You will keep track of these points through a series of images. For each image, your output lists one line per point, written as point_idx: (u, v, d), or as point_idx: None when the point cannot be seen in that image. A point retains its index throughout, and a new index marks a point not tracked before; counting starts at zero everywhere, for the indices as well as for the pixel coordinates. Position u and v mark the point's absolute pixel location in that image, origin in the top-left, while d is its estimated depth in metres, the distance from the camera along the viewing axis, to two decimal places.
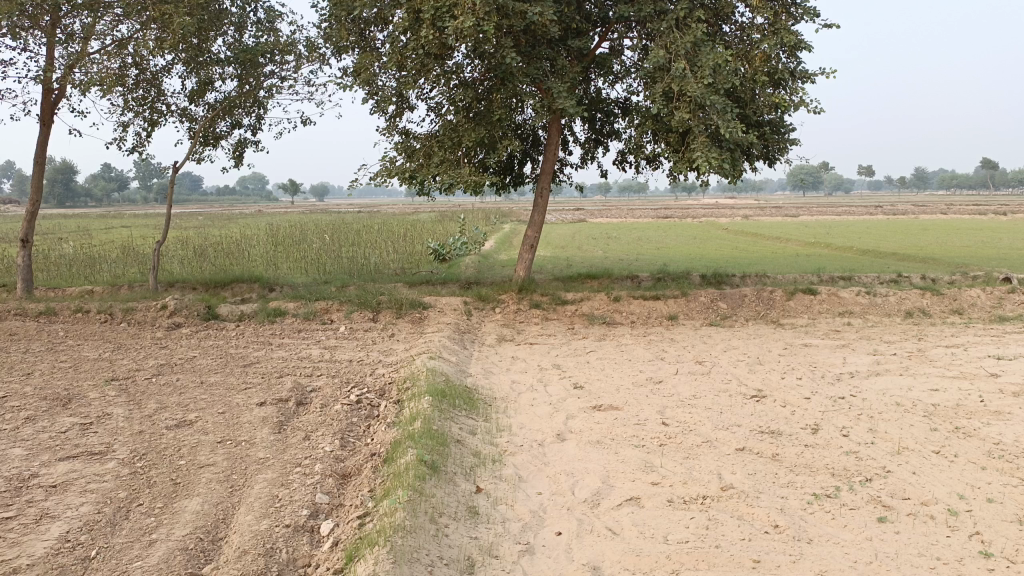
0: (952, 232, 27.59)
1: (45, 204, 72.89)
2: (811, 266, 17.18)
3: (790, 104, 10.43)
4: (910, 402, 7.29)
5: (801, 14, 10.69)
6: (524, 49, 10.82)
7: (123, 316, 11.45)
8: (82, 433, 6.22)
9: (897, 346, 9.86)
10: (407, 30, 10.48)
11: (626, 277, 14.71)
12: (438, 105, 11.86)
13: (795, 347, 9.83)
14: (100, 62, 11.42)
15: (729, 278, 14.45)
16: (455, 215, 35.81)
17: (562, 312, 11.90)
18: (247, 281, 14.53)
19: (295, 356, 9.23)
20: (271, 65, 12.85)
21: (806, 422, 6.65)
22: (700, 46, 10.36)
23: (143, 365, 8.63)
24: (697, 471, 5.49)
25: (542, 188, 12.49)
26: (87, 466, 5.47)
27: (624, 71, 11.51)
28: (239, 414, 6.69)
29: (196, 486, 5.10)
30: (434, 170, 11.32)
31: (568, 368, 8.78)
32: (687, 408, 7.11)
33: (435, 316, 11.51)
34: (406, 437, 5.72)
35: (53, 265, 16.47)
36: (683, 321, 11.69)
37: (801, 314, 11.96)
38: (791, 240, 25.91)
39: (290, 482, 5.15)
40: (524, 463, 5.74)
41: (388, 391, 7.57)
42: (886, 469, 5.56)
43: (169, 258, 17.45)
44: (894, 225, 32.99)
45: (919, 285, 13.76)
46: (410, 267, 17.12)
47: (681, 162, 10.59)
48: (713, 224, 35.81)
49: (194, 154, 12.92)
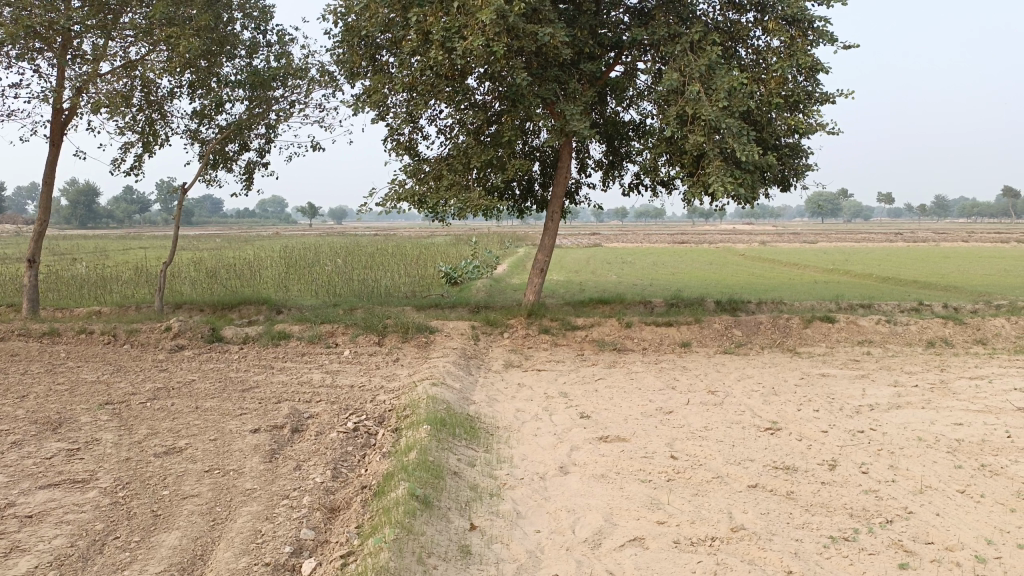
0: (973, 260, 27.08)
1: (66, 224, 73.85)
2: (831, 292, 16.78)
3: (808, 126, 10.17)
4: (933, 437, 6.94)
5: (819, 37, 10.46)
6: (535, 71, 10.65)
7: (126, 337, 11.30)
8: (67, 459, 6.01)
9: (918, 377, 9.50)
10: (417, 52, 10.34)
11: (639, 303, 14.43)
12: (448, 127, 11.70)
13: (812, 377, 9.48)
14: (109, 83, 11.38)
15: (745, 304, 14.14)
16: (471, 238, 35.68)
17: (571, 338, 11.64)
18: (255, 303, 14.39)
19: (296, 380, 9.01)
20: (282, 89, 12.79)
21: (823, 458, 6.32)
22: (714, 69, 10.14)
23: (140, 388, 8.44)
24: (706, 510, 5.17)
25: (554, 212, 12.27)
26: (67, 495, 5.25)
27: (638, 94, 11.34)
28: (231, 442, 6.46)
29: (177, 519, 4.85)
30: (443, 194, 11.11)
31: (575, 397, 8.49)
32: (698, 440, 6.80)
33: (441, 341, 11.27)
34: (399, 469, 5.46)
35: (64, 285, 16.42)
36: (696, 348, 11.37)
37: (819, 342, 11.62)
38: (810, 266, 25.57)
39: (275, 515, 4.90)
40: (523, 498, 5.46)
41: (387, 419, 7.32)
42: (907, 510, 5.22)
43: (179, 280, 17.36)
44: (913, 252, 32.56)
45: (941, 313, 13.40)
46: (420, 290, 16.94)
47: (696, 186, 10.33)
48: (729, 249, 35.56)
49: (203, 176, 12.85)
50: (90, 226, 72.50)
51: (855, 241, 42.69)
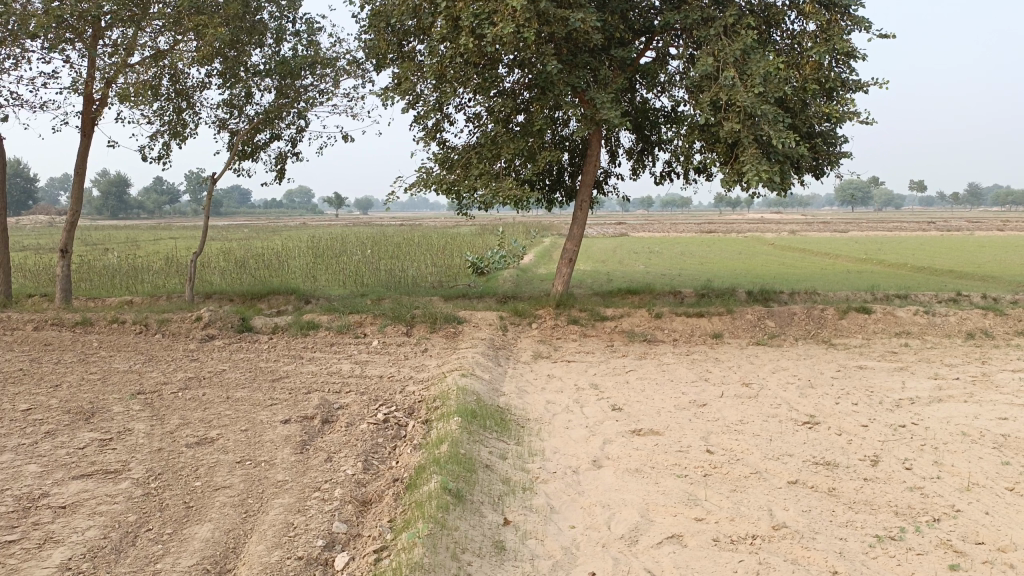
0: (1010, 249, 26.45)
1: (99, 215, 74.94)
2: (865, 282, 16.45)
3: (842, 114, 9.90)
4: (978, 431, 6.73)
5: (855, 23, 10.17)
6: (565, 57, 10.50)
7: (157, 327, 11.36)
8: (100, 450, 6.01)
9: (960, 369, 9.25)
10: (446, 39, 10.21)
11: (669, 293, 14.25)
12: (477, 116, 11.59)
13: (849, 370, 9.26)
14: (139, 73, 11.41)
15: (777, 295, 13.91)
16: (497, 228, 35.62)
17: (600, 328, 11.51)
18: (284, 293, 14.43)
19: (325, 371, 8.99)
20: (310, 78, 12.75)
21: (865, 453, 6.15)
22: (750, 53, 9.92)
23: (171, 378, 8.45)
24: (745, 507, 5.04)
25: (583, 201, 12.13)
26: (99, 486, 5.24)
27: (669, 81, 11.15)
28: (262, 433, 6.44)
29: (209, 511, 4.82)
30: (472, 183, 11.00)
31: (606, 388, 8.37)
32: (734, 434, 6.65)
33: (470, 331, 11.19)
34: (431, 461, 5.38)
35: (96, 275, 16.58)
36: (728, 339, 11.19)
37: (855, 333, 11.38)
38: (842, 256, 25.13)
39: (307, 508, 4.85)
40: (556, 491, 5.37)
41: (417, 410, 7.26)
42: (955, 508, 5.05)
43: (209, 269, 17.46)
44: (946, 241, 31.97)
45: (981, 304, 13.06)
46: (448, 280, 16.89)
47: (730, 174, 10.14)
48: (758, 239, 35.10)
49: (232, 166, 12.88)
50: (121, 217, 73.47)
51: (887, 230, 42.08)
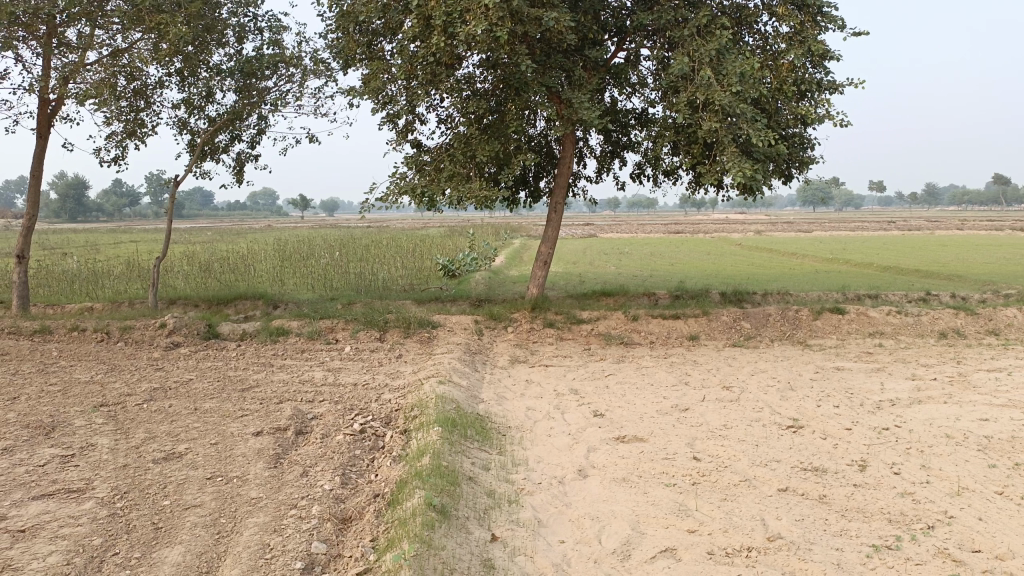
0: (970, 248, 26.95)
1: (57, 218, 73.12)
2: (835, 283, 16.54)
3: (817, 116, 9.90)
4: (961, 433, 6.71)
5: (828, 23, 10.18)
6: (539, 58, 10.35)
7: (120, 334, 10.97)
8: (61, 467, 5.70)
9: (936, 370, 9.27)
10: (418, 37, 9.99)
11: (642, 294, 14.18)
12: (449, 117, 11.38)
13: (827, 371, 9.23)
14: (98, 73, 11.02)
15: (750, 295, 13.91)
16: (467, 229, 35.40)
17: (577, 332, 11.38)
18: (251, 298, 14.08)
19: (297, 379, 8.71)
20: (275, 78, 12.45)
21: (852, 458, 6.09)
22: (725, 53, 9.86)
23: (135, 389, 8.12)
24: (738, 517, 4.93)
25: (558, 203, 11.99)
26: (61, 507, 4.95)
27: (642, 82, 11.07)
28: (233, 446, 6.17)
29: (179, 533, 4.57)
30: (445, 185, 10.76)
31: (586, 394, 8.22)
32: (719, 439, 6.54)
33: (445, 336, 10.98)
34: (413, 475, 5.18)
35: (55, 281, 16.03)
36: (704, 341, 11.13)
37: (829, 334, 11.39)
38: (808, 256, 25.35)
39: (284, 527, 4.62)
40: (542, 504, 5.19)
41: (394, 420, 7.04)
42: (948, 515, 4.98)
43: (173, 274, 17.00)
44: (908, 240, 32.53)
45: (950, 303, 13.19)
46: (419, 283, 16.65)
47: (709, 175, 10.07)
48: (725, 239, 35.34)
49: (195, 167, 12.52)
50: (80, 221, 71.75)
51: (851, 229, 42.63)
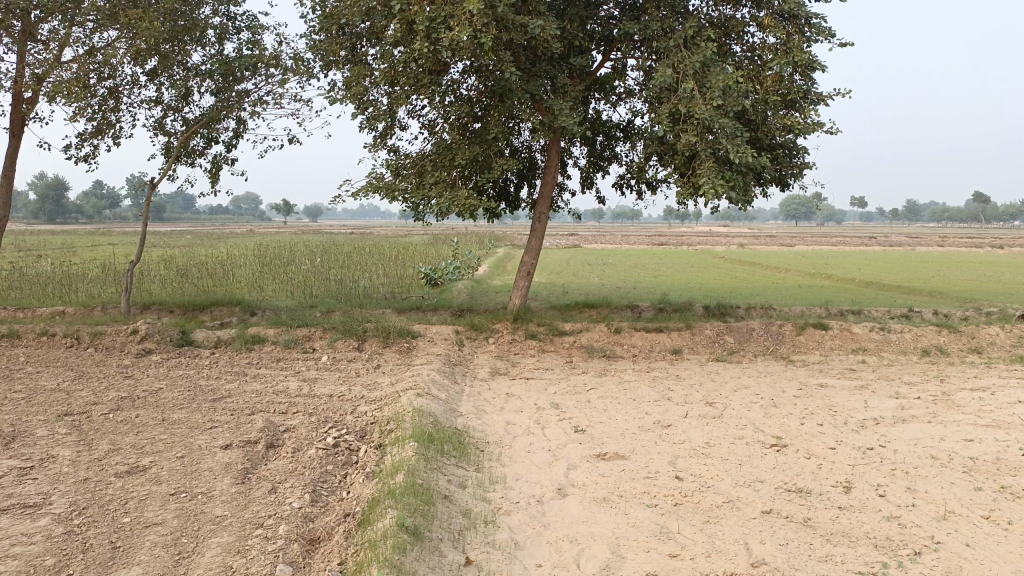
0: (951, 265, 27.12)
1: (35, 219, 72.18)
2: (818, 297, 16.47)
3: (804, 127, 9.79)
4: (946, 454, 6.61)
5: (815, 34, 10.11)
6: (524, 66, 10.23)
7: (90, 340, 10.68)
8: (18, 480, 5.45)
9: (919, 388, 9.19)
10: (400, 42, 9.84)
11: (626, 306, 14.05)
12: (431, 123, 11.24)
13: (810, 388, 9.11)
14: (72, 71, 10.78)
15: (734, 309, 13.82)
16: (450, 237, 35.23)
17: (558, 344, 11.22)
18: (228, 304, 13.81)
19: (271, 389, 8.48)
20: (254, 79, 12.24)
21: (836, 479, 5.96)
22: (710, 66, 9.78)
23: (102, 398, 7.86)
24: (720, 541, 4.80)
25: (541, 213, 11.86)
26: (14, 523, 4.71)
27: (628, 92, 10.97)
28: (200, 460, 5.95)
29: (137, 553, 4.34)
30: (426, 192, 10.59)
31: (568, 408, 8.06)
32: (702, 458, 6.40)
33: (424, 346, 10.78)
34: (385, 494, 4.99)
35: (27, 283, 15.68)
36: (687, 355, 11.00)
37: (813, 350, 11.29)
38: (792, 270, 25.37)
39: (248, 548, 4.41)
40: (519, 525, 5.02)
41: (369, 433, 6.84)
42: (934, 540, 4.87)
43: (149, 278, 16.68)
44: (889, 256, 32.78)
45: (932, 321, 13.15)
46: (400, 292, 16.45)
47: (686, 188, 9.98)
48: (708, 252, 35.38)
49: (171, 169, 12.29)
50: (58, 222, 70.87)
51: (832, 244, 42.82)
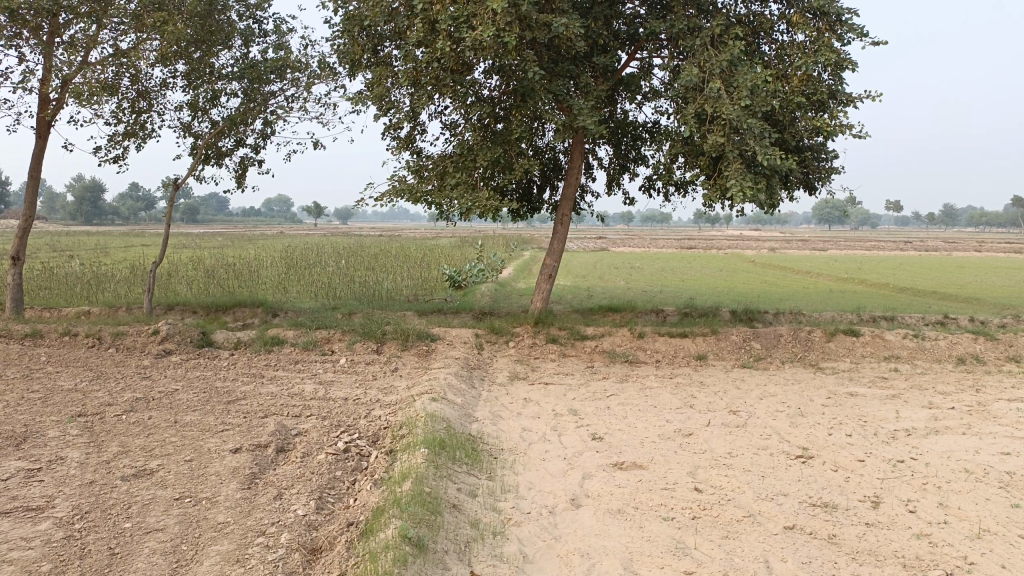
0: (989, 270, 26.40)
1: (72, 219, 73.47)
2: (850, 303, 16.05)
3: (832, 128, 9.51)
4: (981, 468, 6.31)
5: (847, 31, 9.81)
6: (546, 65, 10.05)
7: (112, 340, 10.70)
8: (25, 482, 5.39)
9: (954, 398, 8.84)
10: (421, 42, 9.71)
11: (650, 310, 13.79)
12: (453, 124, 11.11)
13: (839, 397, 8.80)
14: (98, 72, 10.82)
15: (762, 315, 13.49)
16: (476, 241, 35.18)
17: (580, 348, 11.02)
18: (250, 306, 13.81)
19: (286, 392, 8.40)
20: (278, 82, 12.21)
21: (864, 493, 5.69)
22: (737, 64, 9.53)
23: (118, 399, 7.82)
24: (739, 558, 4.57)
25: (563, 215, 11.67)
26: (15, 527, 4.63)
27: (653, 92, 10.74)
28: (208, 464, 5.86)
29: (135, 560, 4.23)
30: (448, 194, 10.43)
31: (586, 415, 7.85)
32: (723, 469, 6.16)
33: (443, 350, 10.64)
34: (390, 503, 4.84)
35: (56, 284, 15.82)
36: (712, 361, 10.73)
37: (843, 357, 10.96)
38: (823, 275, 24.86)
39: (248, 557, 4.28)
40: (530, 537, 4.84)
41: (381, 439, 6.71)
42: (968, 561, 4.61)
43: (176, 279, 16.76)
44: (923, 261, 32.03)
45: (969, 328, 12.73)
46: (423, 294, 16.34)
47: (713, 190, 9.72)
48: (737, 256, 34.85)
49: (195, 171, 12.31)
50: (93, 223, 72.10)
51: (865, 249, 42.06)
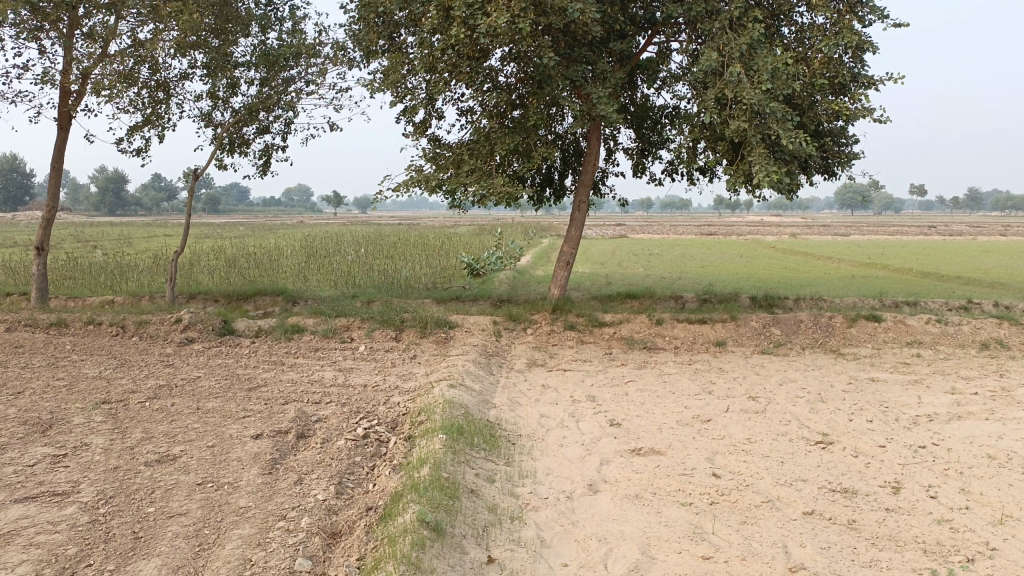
0: (1016, 254, 25.97)
1: (96, 211, 74.35)
2: (873, 288, 15.87)
3: (853, 111, 9.39)
4: (1004, 454, 6.23)
5: (868, 13, 9.66)
6: (564, 51, 10.01)
7: (135, 329, 10.84)
8: (51, 468, 5.49)
9: (978, 383, 8.74)
10: (436, 30, 9.67)
11: (669, 297, 13.74)
12: (469, 110, 11.08)
13: (861, 383, 8.73)
14: (117, 64, 10.90)
15: (782, 300, 13.39)
16: (494, 228, 35.24)
17: (598, 335, 11.01)
18: (271, 294, 13.92)
19: (306, 379, 8.46)
20: (296, 68, 12.23)
21: (885, 479, 5.65)
22: (757, 48, 9.41)
23: (141, 386, 7.92)
24: (757, 543, 4.57)
25: (581, 201, 11.63)
26: (42, 512, 4.72)
27: (672, 77, 10.65)
28: (229, 450, 5.93)
29: (158, 543, 4.30)
30: (465, 181, 10.41)
31: (604, 401, 7.85)
32: (742, 455, 6.15)
33: (462, 337, 10.68)
34: (409, 488, 4.88)
35: (80, 274, 16.02)
36: (732, 347, 10.68)
37: (865, 342, 10.86)
38: (846, 260, 24.61)
39: (268, 541, 4.33)
40: (547, 521, 4.85)
41: (399, 425, 6.75)
42: (989, 546, 4.57)
43: (198, 269, 16.92)
44: (947, 245, 31.61)
45: (993, 313, 12.55)
46: (442, 282, 16.39)
47: (737, 175, 9.65)
48: (759, 241, 34.55)
49: (216, 160, 12.40)
50: (117, 214, 72.99)
51: (889, 233, 41.56)
